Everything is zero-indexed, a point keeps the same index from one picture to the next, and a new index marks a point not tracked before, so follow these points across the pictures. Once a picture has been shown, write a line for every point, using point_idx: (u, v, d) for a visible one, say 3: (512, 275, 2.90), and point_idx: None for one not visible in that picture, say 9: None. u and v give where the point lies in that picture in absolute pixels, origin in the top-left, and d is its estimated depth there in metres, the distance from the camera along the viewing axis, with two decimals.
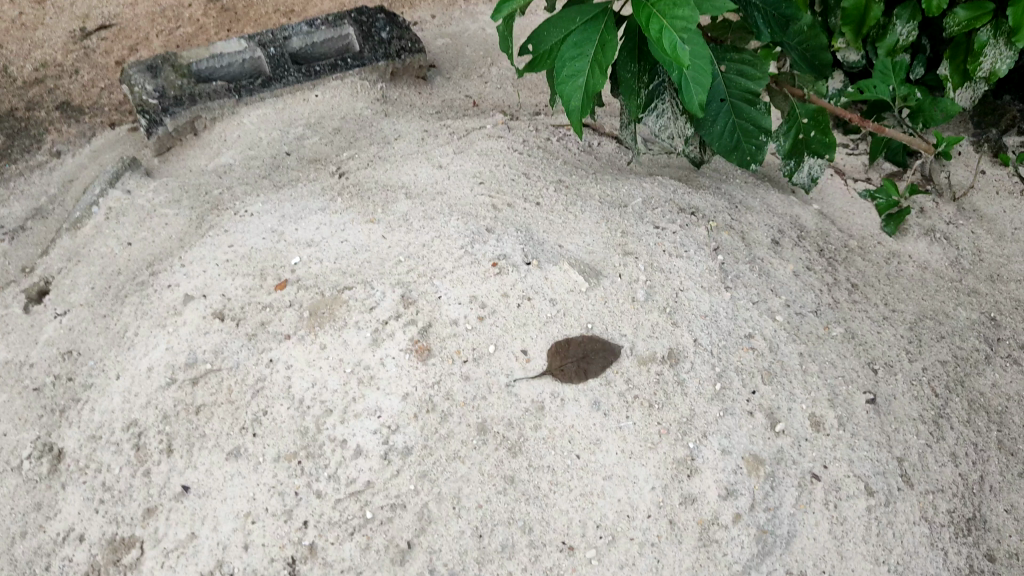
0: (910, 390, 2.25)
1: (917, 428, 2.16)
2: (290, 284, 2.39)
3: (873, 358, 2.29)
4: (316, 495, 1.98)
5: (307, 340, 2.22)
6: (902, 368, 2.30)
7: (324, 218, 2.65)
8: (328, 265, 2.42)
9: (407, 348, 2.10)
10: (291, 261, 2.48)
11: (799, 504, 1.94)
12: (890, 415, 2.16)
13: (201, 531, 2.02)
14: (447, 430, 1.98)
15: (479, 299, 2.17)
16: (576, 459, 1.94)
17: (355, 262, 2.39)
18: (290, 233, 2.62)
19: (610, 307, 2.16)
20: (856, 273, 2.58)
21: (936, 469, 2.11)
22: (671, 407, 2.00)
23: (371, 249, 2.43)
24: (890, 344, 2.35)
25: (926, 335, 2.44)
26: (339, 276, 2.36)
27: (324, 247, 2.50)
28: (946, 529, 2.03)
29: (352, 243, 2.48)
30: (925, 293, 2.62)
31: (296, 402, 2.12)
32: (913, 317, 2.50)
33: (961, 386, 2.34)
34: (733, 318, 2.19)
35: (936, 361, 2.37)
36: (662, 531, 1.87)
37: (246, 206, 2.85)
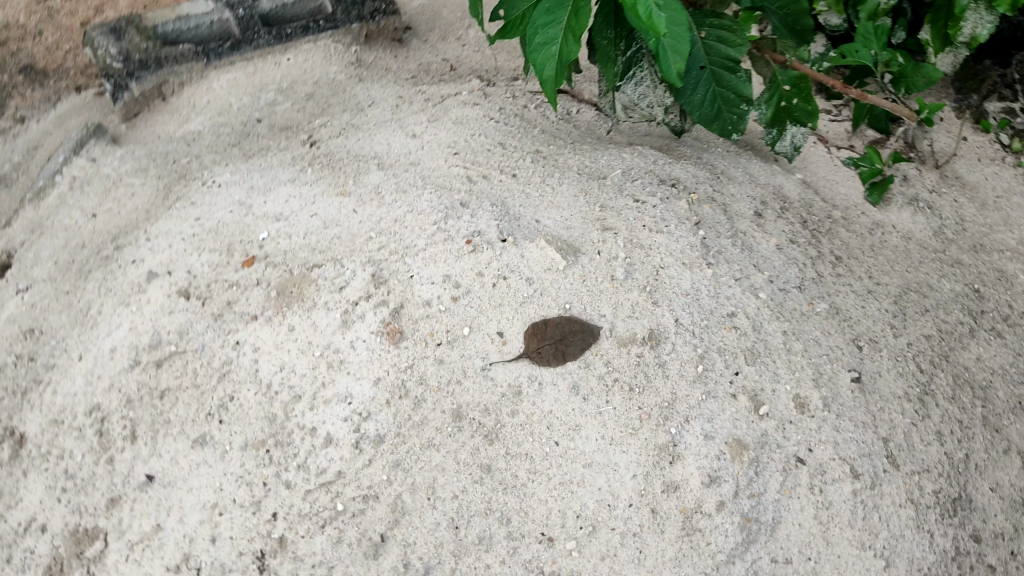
0: (896, 366, 2.20)
1: (903, 406, 2.12)
2: (258, 260, 2.29)
3: (858, 334, 2.23)
4: (286, 485, 1.91)
5: (274, 321, 2.13)
6: (885, 345, 2.25)
7: (293, 189, 2.53)
8: (297, 241, 2.32)
9: (378, 331, 2.02)
10: (260, 235, 2.38)
11: (783, 489, 1.90)
12: (875, 393, 2.11)
13: (167, 522, 1.96)
14: (421, 417, 1.91)
15: (453, 278, 2.09)
16: (555, 446, 1.88)
17: (325, 239, 2.29)
18: (258, 206, 2.51)
19: (589, 286, 2.08)
20: (840, 245, 2.51)
21: (922, 449, 2.07)
22: (652, 391, 1.94)
23: (343, 223, 2.32)
24: (874, 319, 2.30)
25: (910, 309, 2.39)
26: (308, 253, 2.26)
27: (294, 222, 2.39)
28: (932, 511, 2.01)
29: (322, 217, 2.38)
30: (909, 265, 2.56)
31: (263, 387, 2.03)
32: (897, 291, 2.44)
33: (945, 361, 2.29)
34: (716, 296, 2.12)
35: (921, 335, 2.33)
36: (644, 521, 1.83)
37: (212, 178, 2.73)
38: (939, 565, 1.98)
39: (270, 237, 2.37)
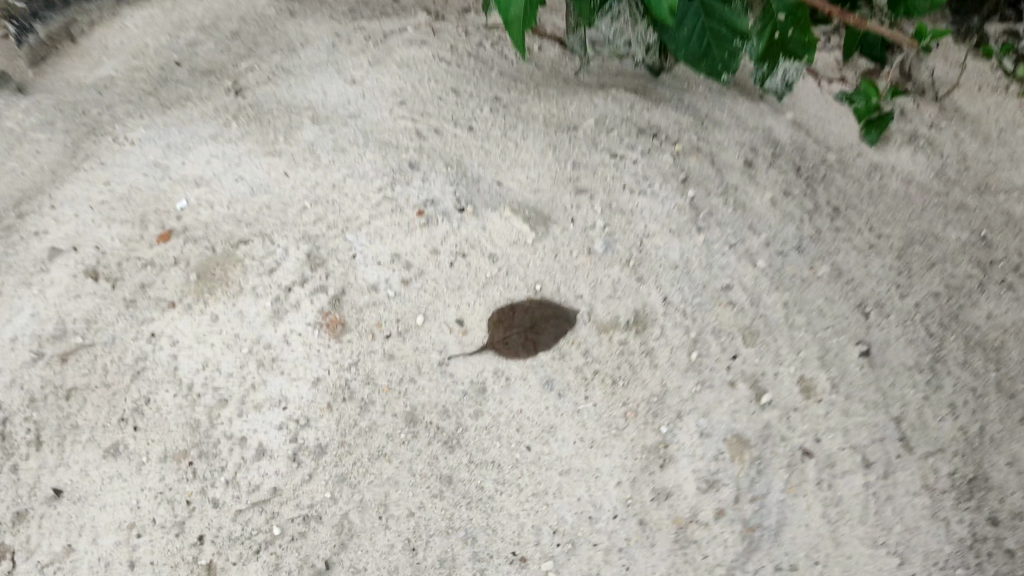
0: (903, 334, 1.82)
1: (914, 378, 1.79)
2: (176, 234, 1.79)
3: (862, 298, 1.84)
4: (212, 503, 1.63)
5: (193, 310, 1.72)
6: (892, 308, 1.83)
7: (217, 148, 1.89)
8: (221, 212, 1.81)
9: (316, 323, 1.70)
10: (178, 204, 1.82)
11: (787, 488, 1.69)
12: (885, 366, 1.79)
13: (78, 543, 1.61)
14: (368, 423, 1.65)
15: (404, 257, 1.76)
16: (526, 453, 1.65)
17: (251, 208, 1.82)
18: (175, 167, 1.86)
19: (561, 262, 1.78)
20: (836, 193, 2.17)
21: (934, 426, 1.76)
22: (637, 384, 1.69)
23: (273, 188, 1.84)
24: (879, 279, 1.87)
25: (914, 264, 2.07)
26: (233, 224, 1.80)
27: (216, 186, 1.84)
28: (947, 496, 1.73)
29: (250, 181, 1.85)
30: (910, 212, 2.16)
31: (184, 387, 1.68)
32: (901, 243, 2.13)
33: (954, 322, 1.83)
34: (707, 267, 1.80)
35: (926, 295, 2.03)
36: (632, 534, 1.64)
37: (115, 117, 1.93)
38: (958, 557, 1.71)
39: (189, 207, 1.82)
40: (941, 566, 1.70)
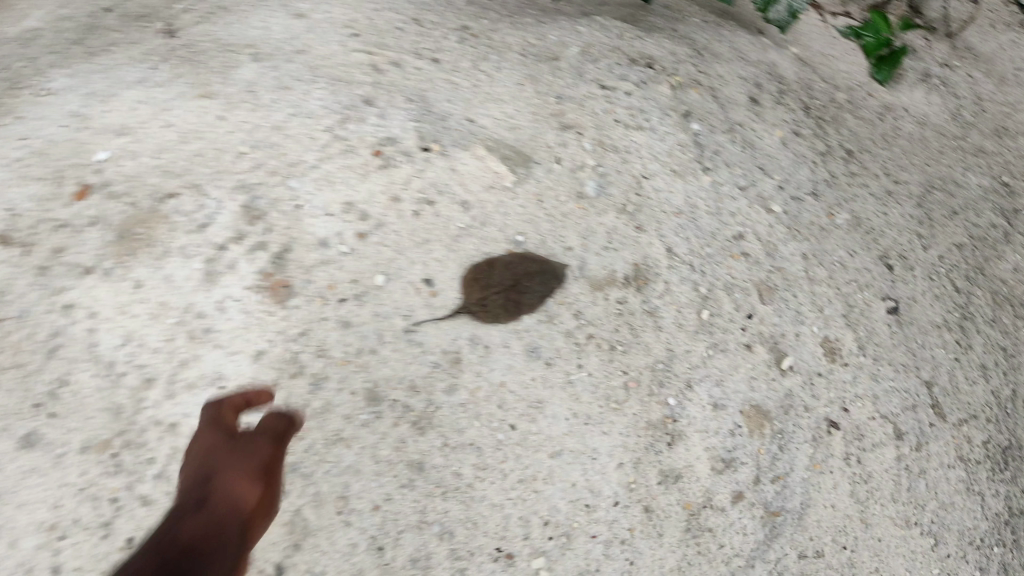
0: (932, 289, 1.66)
1: (943, 339, 1.61)
2: (94, 190, 1.41)
3: (885, 249, 1.66)
4: (142, 501, 1.30)
5: (113, 275, 1.37)
6: (916, 262, 1.68)
7: (143, 92, 1.51)
8: (145, 161, 1.45)
9: (256, 286, 1.39)
10: (96, 155, 1.44)
11: (813, 464, 1.45)
12: (914, 326, 1.60)
13: None
14: (323, 403, 1.35)
15: (358, 207, 1.44)
16: (510, 432, 1.39)
17: (182, 156, 1.46)
18: (95, 116, 1.48)
19: (547, 210, 1.48)
20: (850, 134, 1.84)
21: (967, 391, 1.60)
22: (639, 350, 1.43)
23: (203, 131, 1.48)
24: (903, 231, 1.71)
25: (936, 211, 1.79)
26: (160, 175, 1.45)
27: (144, 136, 1.47)
28: (982, 468, 1.57)
29: (180, 128, 1.48)
30: (922, 157, 1.89)
31: (99, 364, 1.33)
32: (918, 193, 1.79)
33: (974, 279, 1.72)
34: (716, 213, 1.54)
35: (952, 246, 1.75)
36: (636, 523, 1.39)
37: (37, 74, 1.53)
38: (993, 534, 1.56)
39: (111, 158, 1.44)
40: (976, 544, 1.54)
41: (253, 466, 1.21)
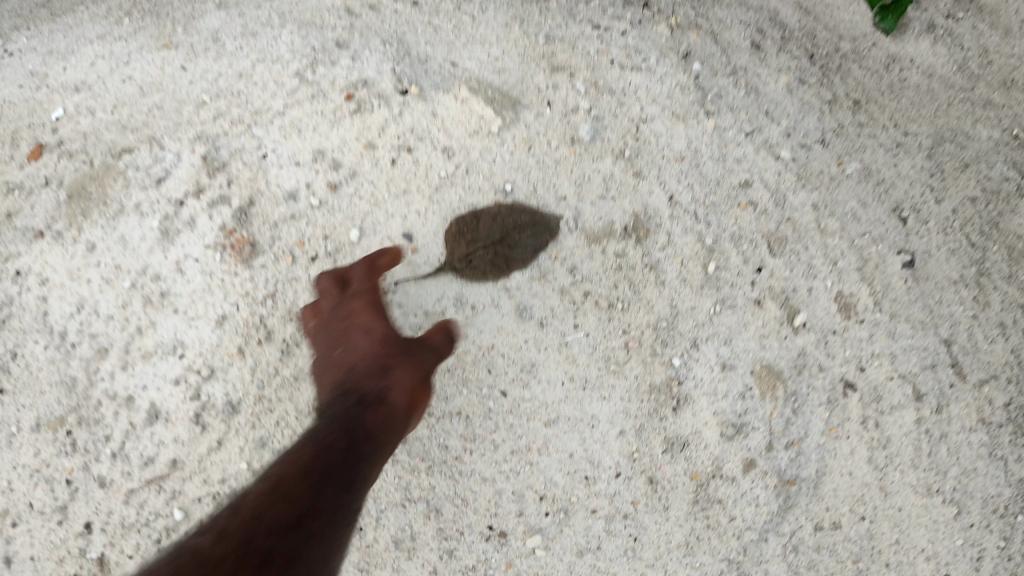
0: (945, 244, 1.38)
1: (960, 294, 1.37)
2: (47, 150, 1.31)
3: (897, 203, 1.39)
4: (99, 482, 1.27)
5: (64, 239, 1.30)
6: (929, 215, 1.39)
7: (103, 47, 1.34)
8: (103, 117, 1.32)
9: (216, 244, 1.29)
10: (52, 113, 1.32)
11: (828, 429, 1.34)
12: (924, 286, 1.37)
13: None
14: (295, 370, 1.27)
15: (330, 155, 1.32)
16: (500, 400, 1.29)
17: (140, 110, 1.33)
18: (55, 74, 1.33)
19: (538, 155, 1.35)
20: (856, 85, 1.42)
21: (986, 350, 1.37)
22: (640, 307, 1.32)
23: (163, 83, 1.33)
24: (918, 181, 1.40)
25: (958, 161, 1.41)
26: (117, 131, 1.32)
27: (101, 91, 1.33)
28: (1008, 431, 1.37)
29: (141, 81, 1.33)
30: (931, 105, 1.43)
31: (53, 337, 1.28)
32: (931, 142, 1.41)
33: (994, 231, 1.39)
34: (722, 159, 1.38)
35: (983, 194, 1.40)
36: (639, 496, 1.30)
37: None
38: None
39: (67, 116, 1.32)
40: (1000, 513, 1.36)
41: (426, 372, 1.16)
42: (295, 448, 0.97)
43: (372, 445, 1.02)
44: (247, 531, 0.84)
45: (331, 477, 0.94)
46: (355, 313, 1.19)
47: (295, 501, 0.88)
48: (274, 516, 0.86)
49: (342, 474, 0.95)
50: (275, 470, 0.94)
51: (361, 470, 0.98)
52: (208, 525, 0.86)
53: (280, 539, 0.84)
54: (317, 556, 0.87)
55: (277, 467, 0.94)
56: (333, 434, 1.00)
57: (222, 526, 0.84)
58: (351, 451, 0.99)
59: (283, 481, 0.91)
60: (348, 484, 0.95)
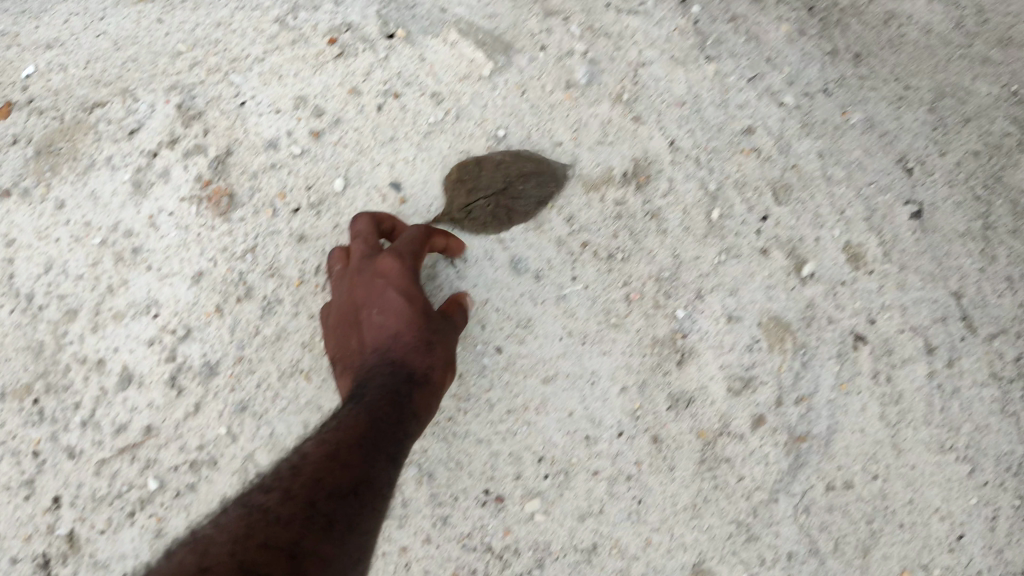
0: (949, 196, 1.30)
1: (968, 248, 1.28)
2: (16, 107, 1.27)
3: (900, 154, 1.32)
4: (68, 453, 1.17)
5: (31, 197, 1.24)
6: (935, 167, 1.31)
7: (80, 5, 1.32)
8: (75, 74, 1.27)
9: (193, 197, 1.23)
10: (22, 71, 1.28)
11: (839, 384, 1.26)
12: (930, 238, 1.29)
13: None
14: (275, 329, 1.19)
15: (312, 101, 1.26)
16: (496, 356, 1.24)
17: (113, 65, 1.28)
18: (26, 33, 1.31)
19: (531, 101, 1.29)
20: (856, 40, 1.38)
21: (994, 303, 1.27)
22: (641, 257, 1.26)
23: (138, 36, 1.29)
24: (919, 135, 1.33)
25: (958, 114, 1.34)
26: (90, 86, 1.27)
27: (72, 48, 1.29)
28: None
29: (116, 36, 1.30)
30: (928, 61, 1.37)
31: (19, 301, 1.22)
32: (932, 97, 1.34)
33: (999, 184, 1.31)
34: (723, 104, 1.32)
35: (985, 147, 1.32)
36: (644, 456, 1.23)
37: None
38: None
39: (38, 74, 1.28)
40: (1015, 471, 1.24)
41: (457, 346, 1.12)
42: (343, 417, 0.93)
43: (415, 423, 0.99)
44: (311, 493, 0.80)
45: (382, 451, 0.91)
46: (402, 271, 1.09)
47: (351, 470, 0.85)
48: (335, 482, 0.83)
49: (389, 448, 0.92)
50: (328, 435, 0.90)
51: (405, 447, 0.95)
52: (267, 486, 0.82)
53: (342, 505, 0.81)
54: (372, 527, 0.84)
55: (329, 434, 0.90)
56: (379, 405, 0.96)
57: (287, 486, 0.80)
58: (398, 426, 0.95)
59: (341, 449, 0.87)
60: (396, 459, 0.92)
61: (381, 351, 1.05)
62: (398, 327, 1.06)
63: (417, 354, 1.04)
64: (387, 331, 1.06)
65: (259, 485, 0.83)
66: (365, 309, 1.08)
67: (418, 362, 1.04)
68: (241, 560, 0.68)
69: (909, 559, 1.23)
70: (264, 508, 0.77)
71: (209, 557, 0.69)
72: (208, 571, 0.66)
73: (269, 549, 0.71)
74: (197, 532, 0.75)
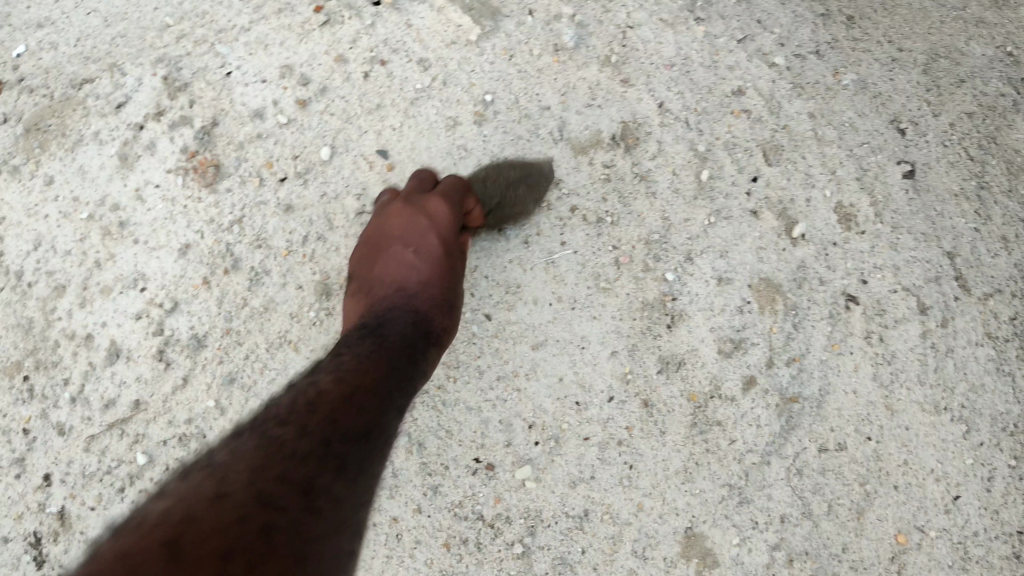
0: (944, 157, 1.30)
1: (962, 208, 1.28)
2: (9, 86, 1.25)
3: (895, 115, 1.31)
4: (58, 430, 1.18)
5: (21, 174, 1.23)
6: (929, 128, 1.31)
7: None
8: (65, 52, 1.25)
9: (179, 169, 1.23)
10: (13, 51, 1.26)
11: (831, 345, 1.25)
12: (923, 199, 1.29)
13: None
14: (264, 301, 1.20)
15: (298, 70, 1.25)
16: (486, 323, 1.23)
17: (104, 42, 1.25)
18: (18, 13, 1.27)
19: (519, 66, 1.28)
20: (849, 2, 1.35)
21: (988, 263, 1.27)
22: (630, 220, 1.25)
23: (128, 12, 1.26)
24: (913, 97, 1.31)
25: (951, 75, 1.32)
26: (80, 63, 1.25)
27: (66, 27, 1.26)
28: (1014, 346, 1.26)
29: (107, 12, 1.27)
30: (922, 22, 1.35)
31: (8, 278, 1.21)
32: (926, 59, 1.33)
33: (993, 145, 1.30)
34: (711, 67, 1.30)
35: (976, 109, 1.31)
36: (634, 421, 1.23)
37: None
38: None
39: (28, 53, 1.26)
40: (1011, 431, 1.24)
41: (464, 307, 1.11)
42: (360, 354, 0.90)
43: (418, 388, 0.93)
44: (327, 431, 0.75)
45: (395, 400, 0.85)
46: (446, 222, 1.11)
47: (365, 416, 0.80)
48: (349, 422, 0.77)
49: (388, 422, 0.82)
50: (345, 374, 0.85)
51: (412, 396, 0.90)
52: (282, 416, 0.77)
53: (356, 447, 0.76)
54: (377, 477, 0.78)
55: (348, 370, 0.86)
56: (396, 350, 0.93)
57: (305, 421, 0.75)
58: (408, 377, 0.91)
59: (358, 394, 0.82)
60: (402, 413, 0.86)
61: (405, 291, 1.04)
62: (427, 274, 1.06)
63: (436, 312, 1.03)
64: (416, 274, 1.06)
65: (274, 412, 0.78)
66: (401, 243, 1.09)
67: (436, 317, 1.02)
68: (261, 488, 0.65)
69: (905, 521, 1.22)
70: (282, 440, 0.72)
71: (227, 486, 0.65)
72: (229, 499, 0.63)
73: (286, 484, 0.67)
74: (211, 459, 0.72)
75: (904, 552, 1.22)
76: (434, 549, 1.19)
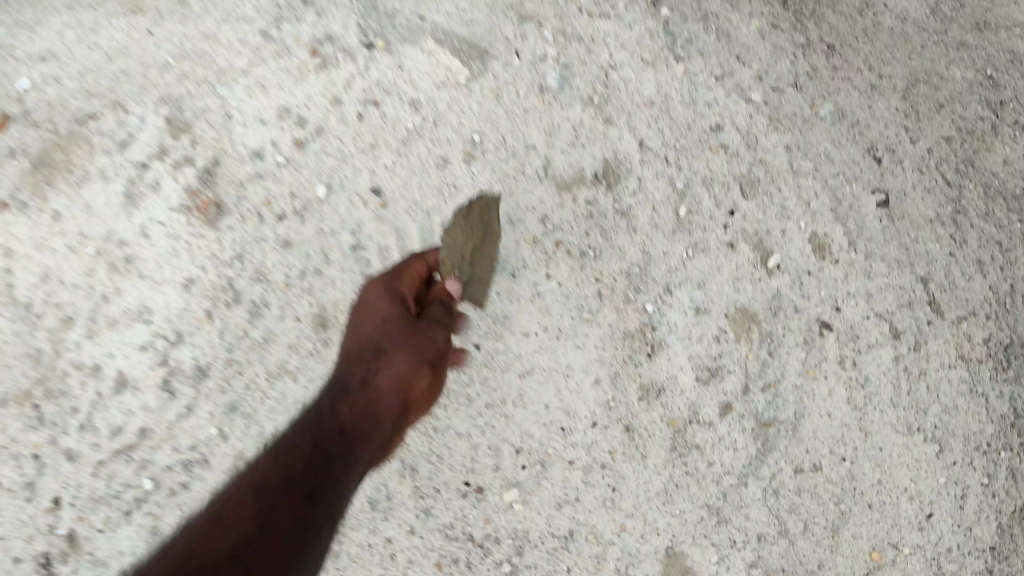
0: (920, 182, 1.37)
1: (937, 233, 1.35)
2: (14, 119, 1.26)
3: (872, 143, 1.37)
4: (67, 457, 1.23)
5: (29, 208, 1.25)
6: (905, 154, 1.37)
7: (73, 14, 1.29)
8: (70, 85, 1.28)
9: (182, 207, 1.28)
10: (16, 83, 1.26)
11: (805, 370, 1.31)
12: (900, 225, 1.35)
13: None
14: (263, 333, 1.27)
15: (295, 111, 1.31)
16: (476, 352, 1.27)
17: (108, 78, 1.29)
18: (20, 44, 1.27)
19: (506, 106, 1.33)
20: (830, 31, 1.40)
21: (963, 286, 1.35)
22: (611, 254, 1.31)
23: (130, 48, 1.30)
24: (891, 124, 1.38)
25: (926, 101, 1.39)
26: (85, 97, 1.28)
27: (72, 61, 1.28)
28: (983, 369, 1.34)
29: (109, 48, 1.29)
30: (900, 50, 1.40)
31: (17, 310, 1.24)
32: (904, 85, 1.39)
33: (964, 169, 1.38)
34: (691, 104, 1.36)
35: (949, 135, 1.39)
36: (617, 445, 1.29)
37: None
38: (998, 438, 1.34)
39: (33, 87, 1.27)
40: (982, 449, 1.34)
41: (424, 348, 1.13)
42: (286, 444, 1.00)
43: (346, 442, 1.01)
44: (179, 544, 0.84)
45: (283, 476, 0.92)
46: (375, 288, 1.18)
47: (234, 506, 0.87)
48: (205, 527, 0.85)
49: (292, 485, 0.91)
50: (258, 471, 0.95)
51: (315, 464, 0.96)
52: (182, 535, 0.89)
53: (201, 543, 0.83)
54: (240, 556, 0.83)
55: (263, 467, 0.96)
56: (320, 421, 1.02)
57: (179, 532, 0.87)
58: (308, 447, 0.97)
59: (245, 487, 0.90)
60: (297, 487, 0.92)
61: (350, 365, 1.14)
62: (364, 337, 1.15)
63: (361, 363, 1.11)
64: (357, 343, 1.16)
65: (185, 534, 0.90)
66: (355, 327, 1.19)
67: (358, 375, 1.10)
68: None
69: (879, 538, 1.31)
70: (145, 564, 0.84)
71: None
72: None
73: None
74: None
75: (878, 567, 1.31)
76: (428, 568, 1.25)
